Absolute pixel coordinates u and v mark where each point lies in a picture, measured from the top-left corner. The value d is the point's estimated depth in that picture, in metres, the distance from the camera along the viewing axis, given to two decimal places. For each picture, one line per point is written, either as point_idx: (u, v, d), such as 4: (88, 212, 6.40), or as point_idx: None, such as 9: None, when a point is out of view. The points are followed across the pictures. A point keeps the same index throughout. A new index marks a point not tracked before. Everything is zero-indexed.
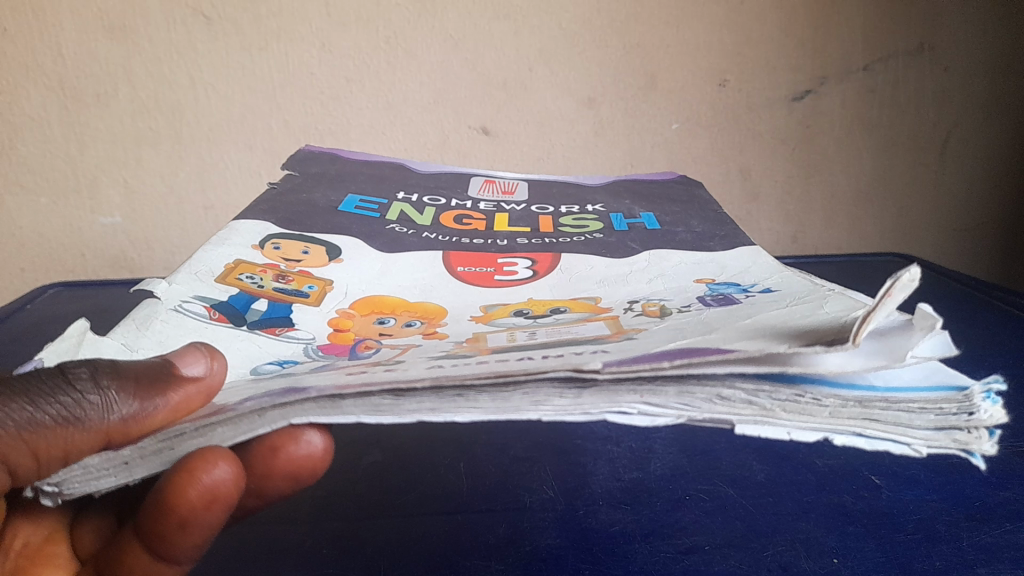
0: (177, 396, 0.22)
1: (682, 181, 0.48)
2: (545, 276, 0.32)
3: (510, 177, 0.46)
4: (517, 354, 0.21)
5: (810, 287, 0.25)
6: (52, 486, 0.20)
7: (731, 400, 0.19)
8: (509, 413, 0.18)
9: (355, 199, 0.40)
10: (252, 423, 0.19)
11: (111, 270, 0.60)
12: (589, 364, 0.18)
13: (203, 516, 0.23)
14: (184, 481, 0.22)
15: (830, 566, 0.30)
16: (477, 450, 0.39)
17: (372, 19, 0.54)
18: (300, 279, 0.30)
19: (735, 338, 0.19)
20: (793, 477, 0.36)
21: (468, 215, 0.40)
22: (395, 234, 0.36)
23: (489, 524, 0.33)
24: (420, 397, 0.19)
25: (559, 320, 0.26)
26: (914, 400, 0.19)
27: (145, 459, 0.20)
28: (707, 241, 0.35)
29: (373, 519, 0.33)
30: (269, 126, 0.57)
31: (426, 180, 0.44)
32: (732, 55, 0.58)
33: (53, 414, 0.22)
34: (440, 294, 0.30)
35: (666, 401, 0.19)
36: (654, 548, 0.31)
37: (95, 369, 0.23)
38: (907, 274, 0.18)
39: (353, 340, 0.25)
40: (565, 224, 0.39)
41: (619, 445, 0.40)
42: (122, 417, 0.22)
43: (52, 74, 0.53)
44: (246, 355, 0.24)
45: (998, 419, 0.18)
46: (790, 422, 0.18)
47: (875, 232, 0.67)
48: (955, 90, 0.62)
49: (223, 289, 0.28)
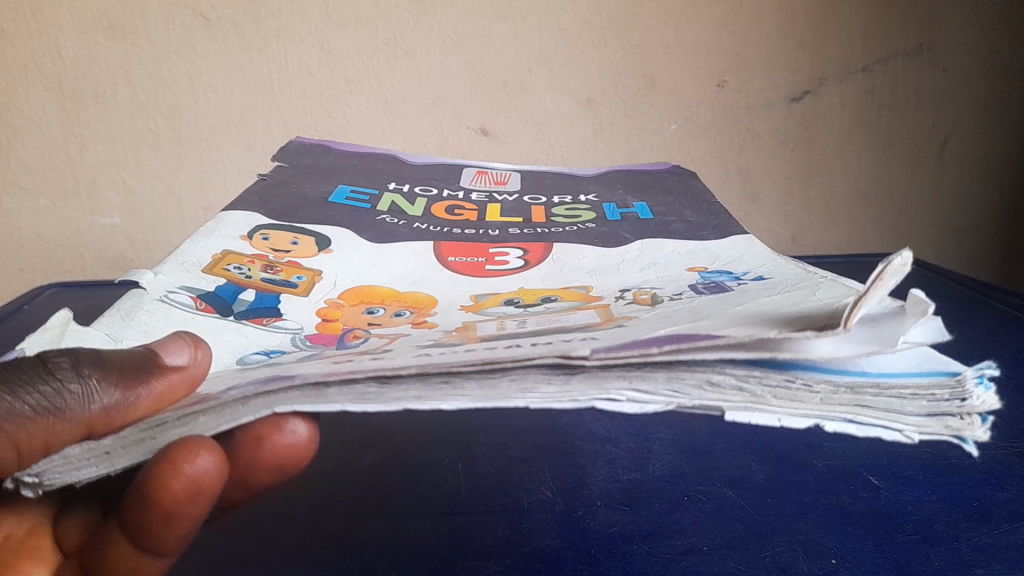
0: (161, 386, 0.22)
1: (677, 172, 0.47)
2: (537, 266, 0.31)
3: (502, 169, 0.46)
4: (506, 342, 0.20)
5: (803, 274, 0.25)
6: (32, 476, 0.20)
7: (720, 387, 0.18)
8: (497, 401, 0.18)
9: (346, 191, 0.40)
10: (235, 412, 0.19)
11: (110, 270, 0.60)
12: (577, 350, 0.18)
13: (188, 508, 0.23)
14: (167, 471, 0.21)
15: (830, 567, 0.29)
16: (476, 451, 0.39)
17: (371, 19, 0.54)
18: (289, 269, 0.30)
19: (725, 324, 0.19)
20: (792, 477, 0.36)
21: (460, 206, 0.40)
22: (386, 226, 0.36)
23: (487, 525, 0.32)
24: (407, 385, 0.19)
25: (549, 309, 0.25)
26: (906, 386, 0.18)
27: (126, 449, 0.20)
28: (701, 232, 0.35)
29: (368, 519, 0.32)
30: (267, 126, 0.57)
31: (418, 172, 0.44)
32: (731, 55, 0.58)
33: (33, 404, 0.22)
34: (431, 285, 0.30)
35: (655, 388, 0.18)
36: (653, 549, 0.31)
37: (76, 358, 0.22)
38: (899, 259, 0.17)
39: (340, 330, 0.25)
40: (557, 215, 0.39)
41: (618, 445, 0.39)
42: (104, 407, 0.22)
43: (52, 75, 0.53)
44: (233, 345, 0.24)
45: (992, 405, 0.18)
46: (781, 408, 0.18)
47: (875, 232, 0.67)
48: (955, 90, 0.62)
49: (211, 280, 0.28)
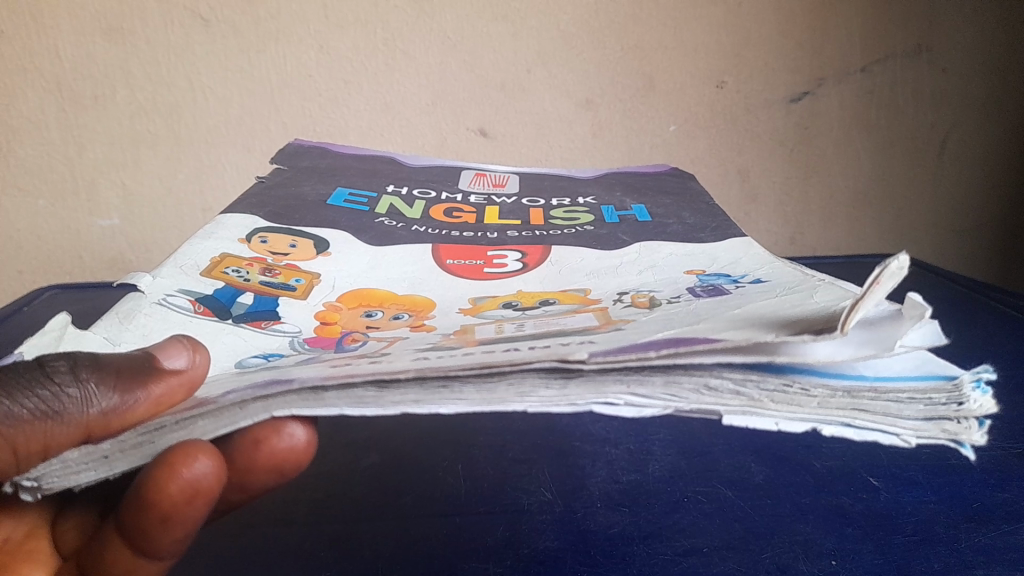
0: (159, 389, 0.22)
1: (676, 174, 0.47)
2: (535, 269, 0.31)
3: (501, 171, 0.46)
4: (504, 345, 0.20)
5: (800, 277, 0.25)
6: (31, 481, 0.20)
7: (718, 391, 0.18)
8: (495, 404, 0.18)
9: (345, 193, 0.40)
10: (233, 416, 0.19)
11: (109, 271, 0.60)
12: (574, 354, 0.18)
13: (185, 511, 0.23)
14: (164, 476, 0.21)
15: (829, 568, 0.29)
16: (475, 452, 0.39)
17: (369, 19, 0.54)
18: (287, 272, 0.30)
19: (723, 328, 0.19)
20: (791, 478, 0.36)
21: (459, 208, 0.40)
22: (385, 228, 0.36)
23: (486, 527, 0.32)
24: (404, 389, 0.19)
25: (548, 311, 0.25)
26: (903, 390, 0.18)
27: (125, 453, 0.20)
28: (699, 234, 0.35)
29: (369, 521, 0.32)
30: (266, 127, 0.57)
31: (417, 174, 0.44)
32: (731, 55, 0.58)
33: (31, 408, 0.22)
34: (429, 288, 0.30)
35: (653, 392, 0.18)
36: (653, 550, 0.31)
37: (74, 362, 0.22)
38: (896, 262, 0.17)
39: (339, 333, 0.25)
40: (556, 217, 0.39)
41: (617, 446, 0.39)
42: (102, 411, 0.22)
43: (51, 77, 0.53)
44: (231, 348, 0.24)
45: (989, 409, 0.18)
46: (779, 413, 0.18)
47: (873, 233, 0.67)
48: (954, 90, 0.61)
49: (209, 283, 0.28)
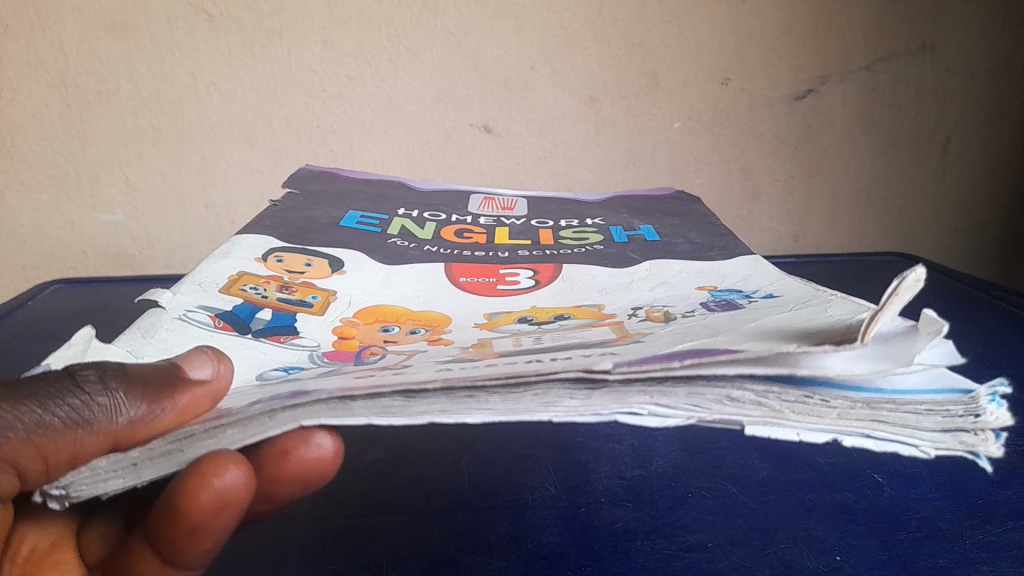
0: (184, 400, 0.22)
1: (680, 195, 0.48)
2: (547, 286, 0.32)
3: (509, 194, 0.46)
4: (525, 357, 0.21)
5: (812, 292, 0.25)
6: (59, 489, 0.20)
7: (740, 401, 0.19)
8: (520, 414, 0.18)
9: (356, 215, 0.40)
10: (261, 426, 0.19)
11: (111, 267, 0.60)
12: (599, 364, 0.19)
13: (214, 522, 0.23)
14: (195, 485, 0.22)
15: (833, 564, 0.30)
16: (479, 448, 0.39)
17: (374, 18, 0.55)
18: (304, 289, 0.31)
19: (741, 339, 0.20)
20: (794, 475, 0.36)
21: (468, 230, 0.40)
22: (397, 248, 0.36)
23: (491, 521, 0.33)
24: (432, 399, 0.19)
25: (563, 325, 0.26)
26: (921, 402, 0.19)
27: (153, 461, 0.20)
28: (707, 251, 0.35)
29: (376, 516, 0.33)
30: (270, 125, 0.57)
31: (426, 198, 0.44)
32: (733, 54, 0.58)
33: (62, 416, 0.22)
34: (442, 304, 0.30)
35: (676, 403, 0.19)
36: (656, 545, 0.31)
37: (102, 371, 0.23)
38: (913, 274, 0.18)
39: (357, 346, 0.25)
40: (565, 237, 0.40)
41: (620, 442, 0.40)
42: (130, 420, 0.22)
43: (54, 72, 0.53)
44: (252, 362, 0.24)
45: (1004, 421, 0.18)
46: (800, 423, 0.19)
47: (875, 232, 0.67)
48: (956, 91, 0.62)
49: (228, 300, 0.29)
